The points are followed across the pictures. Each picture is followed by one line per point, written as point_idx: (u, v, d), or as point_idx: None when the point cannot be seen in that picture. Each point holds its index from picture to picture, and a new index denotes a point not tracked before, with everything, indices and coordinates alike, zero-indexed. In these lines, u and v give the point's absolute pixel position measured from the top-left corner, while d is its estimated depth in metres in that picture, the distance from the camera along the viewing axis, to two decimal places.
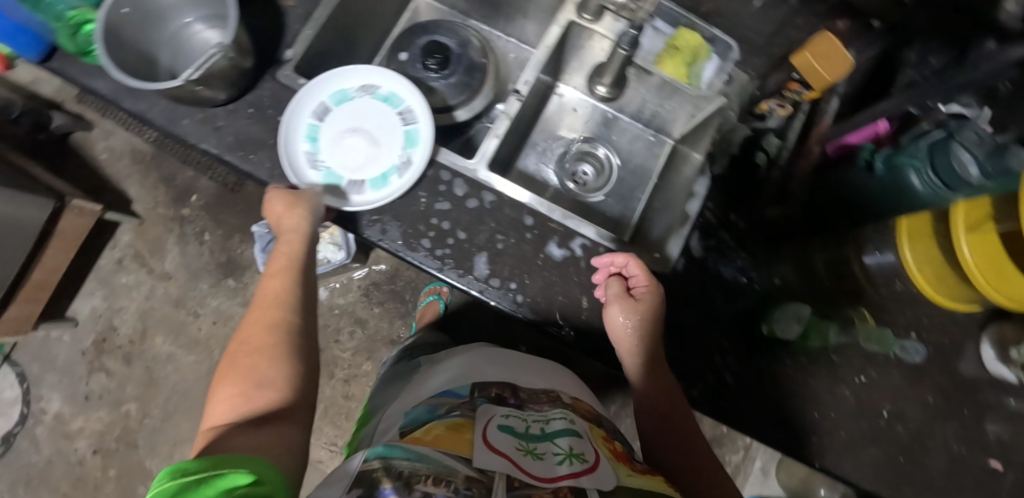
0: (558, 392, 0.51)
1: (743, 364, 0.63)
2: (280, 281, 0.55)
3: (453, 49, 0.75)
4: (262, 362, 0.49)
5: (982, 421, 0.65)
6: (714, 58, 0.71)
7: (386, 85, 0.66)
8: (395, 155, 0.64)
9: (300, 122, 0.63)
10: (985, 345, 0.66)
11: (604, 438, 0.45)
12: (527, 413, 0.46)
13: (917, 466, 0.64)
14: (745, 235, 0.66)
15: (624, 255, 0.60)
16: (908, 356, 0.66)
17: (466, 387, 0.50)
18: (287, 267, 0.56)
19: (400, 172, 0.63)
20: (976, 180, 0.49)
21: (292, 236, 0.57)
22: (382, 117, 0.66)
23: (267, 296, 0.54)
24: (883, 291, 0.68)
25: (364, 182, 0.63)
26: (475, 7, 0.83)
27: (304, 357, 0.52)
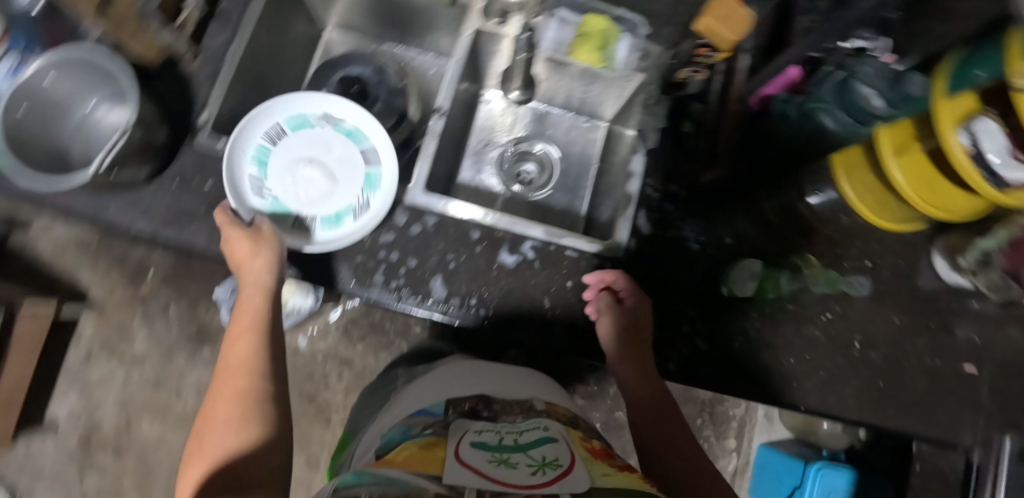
0: (530, 400, 0.51)
1: (711, 327, 0.64)
2: (245, 342, 0.55)
3: (370, 79, 0.76)
4: (230, 433, 0.48)
5: (950, 331, 0.68)
6: (627, 36, 0.71)
7: (347, 118, 0.65)
8: (353, 197, 0.64)
9: (249, 142, 0.62)
10: (937, 257, 0.68)
11: (583, 439, 0.44)
12: (502, 425, 0.45)
13: (898, 387, 0.66)
14: (689, 202, 0.69)
15: (612, 271, 0.62)
16: (857, 290, 0.67)
17: (439, 404, 0.50)
18: (251, 325, 0.56)
19: (355, 215, 0.63)
20: (882, 111, 0.62)
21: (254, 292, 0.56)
22: (343, 153, 0.65)
23: (231, 362, 0.53)
24: (831, 227, 0.69)
25: (315, 219, 0.62)
26: (385, 30, 0.82)
27: (279, 418, 0.52)
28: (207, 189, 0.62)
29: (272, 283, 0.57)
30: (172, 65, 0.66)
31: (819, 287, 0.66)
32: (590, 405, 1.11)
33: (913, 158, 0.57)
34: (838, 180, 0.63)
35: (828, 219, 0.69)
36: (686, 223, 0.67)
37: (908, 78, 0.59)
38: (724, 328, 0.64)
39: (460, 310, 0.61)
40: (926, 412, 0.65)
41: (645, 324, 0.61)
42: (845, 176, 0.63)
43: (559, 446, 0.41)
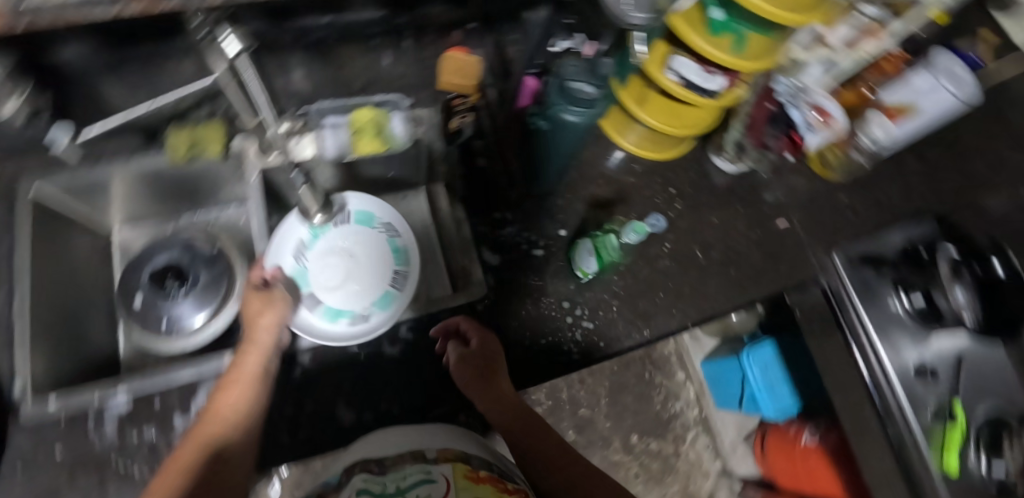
0: (420, 449, 0.57)
1: (596, 305, 0.72)
2: (237, 390, 0.59)
3: (182, 259, 0.72)
4: (178, 476, 0.55)
5: (753, 207, 0.84)
6: (395, 114, 0.76)
7: (404, 241, 0.73)
8: (361, 306, 0.69)
9: (314, 214, 0.71)
10: (714, 157, 0.86)
11: (468, 471, 0.55)
12: (390, 477, 0.54)
13: (742, 268, 0.79)
14: (518, 220, 0.76)
15: (455, 318, 0.69)
16: (654, 227, 0.79)
17: (337, 473, 0.59)
18: (247, 380, 0.60)
19: (352, 320, 0.69)
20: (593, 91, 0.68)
21: (254, 348, 0.63)
22: (379, 257, 0.72)
23: (219, 406, 0.59)
24: (632, 179, 0.82)
25: (319, 303, 0.69)
26: (177, 205, 0.81)
27: (224, 470, 0.59)
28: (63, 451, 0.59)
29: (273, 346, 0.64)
30: None
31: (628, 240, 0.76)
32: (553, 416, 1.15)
33: (655, 101, 0.75)
34: (620, 139, 0.81)
35: (625, 173, 0.82)
36: (523, 233, 0.76)
37: (599, 62, 0.69)
38: (598, 300, 0.72)
39: (378, 419, 0.66)
40: (772, 272, 0.80)
41: (494, 357, 0.67)
42: (620, 136, 0.81)
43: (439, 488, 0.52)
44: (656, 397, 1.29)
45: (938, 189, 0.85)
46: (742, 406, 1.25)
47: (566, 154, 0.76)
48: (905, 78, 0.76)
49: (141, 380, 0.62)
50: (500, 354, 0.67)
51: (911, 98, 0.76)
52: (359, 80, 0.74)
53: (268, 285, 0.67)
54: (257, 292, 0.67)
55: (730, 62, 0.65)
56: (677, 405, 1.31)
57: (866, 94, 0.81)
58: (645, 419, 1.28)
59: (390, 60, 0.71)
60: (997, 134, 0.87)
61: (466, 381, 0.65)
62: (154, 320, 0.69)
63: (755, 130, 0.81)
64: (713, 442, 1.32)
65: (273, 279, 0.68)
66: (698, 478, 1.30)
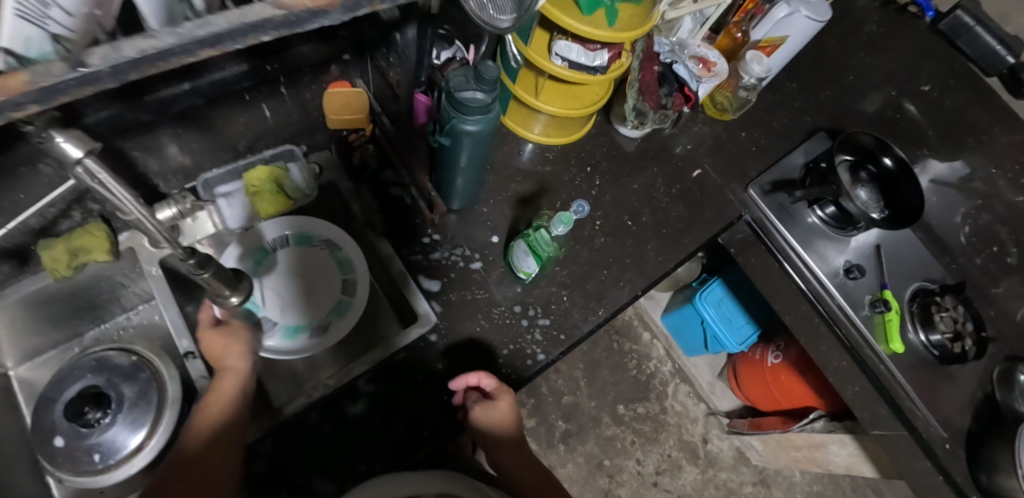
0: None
1: (545, 301, 0.72)
2: (215, 408, 0.59)
3: (99, 381, 0.65)
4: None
5: (665, 165, 0.87)
6: (290, 164, 0.70)
7: (346, 248, 0.73)
8: (316, 318, 0.71)
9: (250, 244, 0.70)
10: (619, 127, 0.86)
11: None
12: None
13: (671, 224, 0.82)
14: (446, 241, 0.73)
15: (483, 374, 0.64)
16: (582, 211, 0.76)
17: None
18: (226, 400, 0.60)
19: (312, 333, 0.70)
20: (485, 96, 0.58)
21: (227, 373, 0.61)
22: (324, 269, 0.73)
23: (199, 424, 0.59)
24: (548, 167, 0.83)
25: (276, 327, 0.70)
26: (78, 323, 0.73)
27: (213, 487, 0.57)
28: None
29: (247, 370, 0.62)
30: None
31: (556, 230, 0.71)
32: None
33: (547, 90, 0.76)
34: (526, 132, 0.83)
35: (538, 164, 0.82)
36: (454, 251, 0.73)
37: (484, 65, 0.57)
38: (548, 294, 0.73)
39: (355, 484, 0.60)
40: (701, 220, 0.84)
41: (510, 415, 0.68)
42: (525, 130, 0.82)
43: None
44: (629, 364, 1.34)
45: (818, 104, 0.92)
46: (707, 350, 1.27)
47: (479, 158, 0.66)
48: (767, 13, 0.83)
49: None
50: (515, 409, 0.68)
51: (777, 31, 0.83)
52: (243, 140, 0.70)
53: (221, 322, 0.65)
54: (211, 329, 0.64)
55: (607, 36, 0.66)
56: (651, 364, 1.36)
57: (737, 37, 0.89)
58: (625, 387, 1.32)
59: (272, 111, 0.67)
60: (851, 49, 0.96)
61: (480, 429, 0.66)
62: (84, 458, 0.62)
63: (649, 94, 0.80)
64: (693, 389, 1.36)
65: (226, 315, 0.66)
66: (689, 426, 1.33)
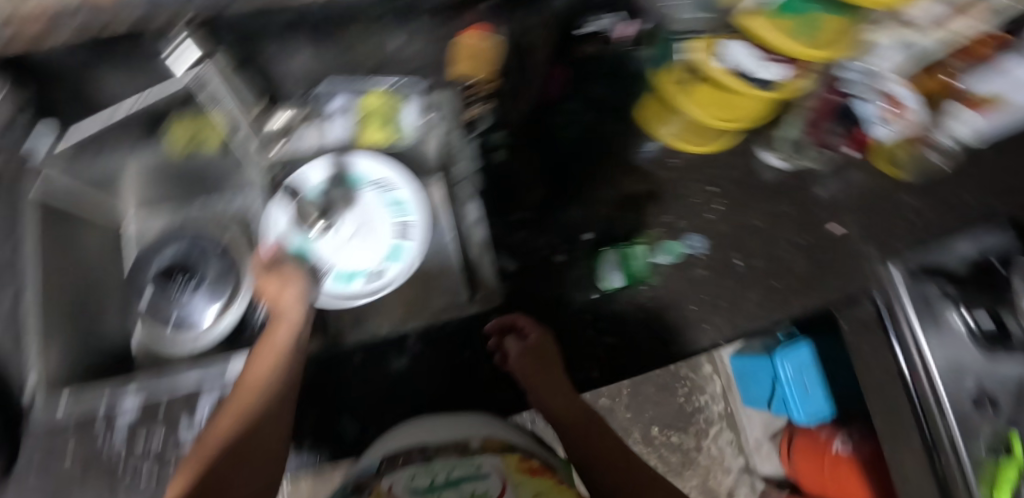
0: (466, 438, 0.45)
1: (619, 318, 0.66)
2: (269, 361, 0.53)
3: (189, 252, 0.70)
4: (222, 448, 0.47)
5: (803, 208, 0.75)
6: (414, 98, 0.68)
7: (398, 188, 0.65)
8: (372, 262, 0.64)
9: (300, 186, 0.64)
10: (764, 154, 0.77)
11: (520, 462, 0.43)
12: (434, 469, 0.41)
13: (785, 277, 0.72)
14: (534, 225, 0.70)
15: (514, 314, 0.64)
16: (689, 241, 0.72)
17: (375, 455, 0.45)
18: (280, 346, 0.54)
19: (367, 280, 0.64)
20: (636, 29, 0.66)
21: (286, 320, 0.56)
22: (381, 212, 0.65)
23: (249, 378, 0.51)
24: (670, 173, 0.74)
25: (330, 271, 0.64)
26: (185, 193, 0.77)
27: (264, 441, 0.51)
28: None
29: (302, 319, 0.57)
30: None
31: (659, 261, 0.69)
32: None
33: (700, 93, 0.66)
34: (659, 127, 0.73)
35: (655, 167, 0.74)
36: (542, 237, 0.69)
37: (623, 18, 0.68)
38: (624, 311, 0.66)
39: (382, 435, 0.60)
40: (823, 284, 0.71)
41: (550, 354, 0.62)
42: (659, 126, 0.73)
43: (491, 480, 0.40)
44: (679, 390, 1.26)
45: None
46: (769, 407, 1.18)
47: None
48: (999, 67, 0.54)
49: (148, 376, 0.56)
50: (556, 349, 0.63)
51: (1007, 89, 0.55)
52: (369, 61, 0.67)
53: (272, 264, 0.61)
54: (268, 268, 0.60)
55: (798, 51, 0.54)
56: (701, 399, 1.27)
57: (948, 81, 0.61)
58: (666, 410, 1.25)
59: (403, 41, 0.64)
60: None
61: (519, 368, 0.59)
62: (163, 314, 0.68)
63: (816, 128, 0.72)
64: (737, 438, 1.27)
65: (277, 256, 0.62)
66: (719, 474, 1.25)
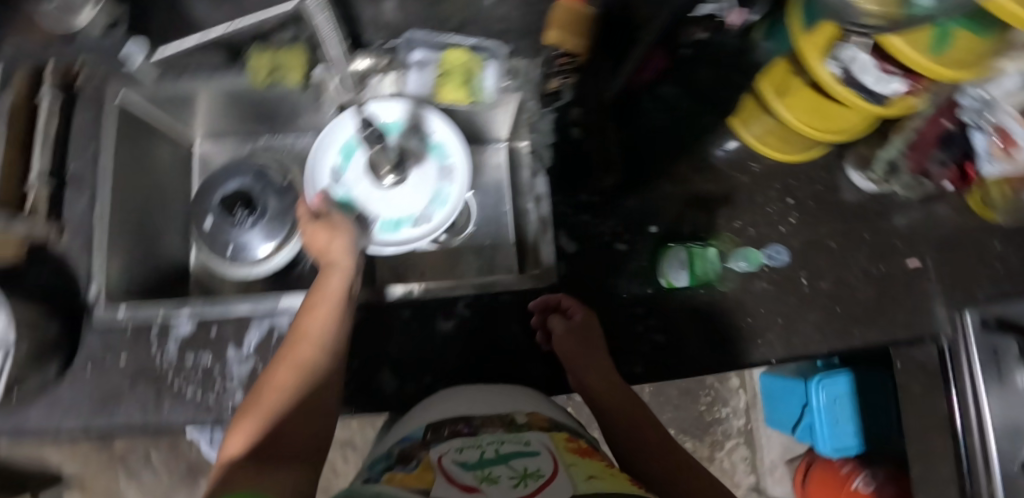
0: (511, 413, 0.47)
1: (669, 316, 0.64)
2: (321, 313, 0.54)
3: (253, 186, 0.70)
4: (283, 398, 0.50)
5: (883, 236, 0.71)
6: (491, 63, 0.66)
7: (436, 132, 0.65)
8: (418, 207, 0.64)
9: (337, 135, 0.65)
10: (850, 170, 0.71)
11: (568, 442, 0.42)
12: (481, 438, 0.42)
13: (852, 305, 0.68)
14: (601, 208, 0.67)
15: (556, 294, 0.62)
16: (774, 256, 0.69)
17: (421, 427, 0.47)
18: (334, 297, 0.55)
19: (415, 225, 0.64)
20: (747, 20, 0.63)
21: (336, 271, 0.57)
22: (421, 155, 0.65)
23: (305, 331, 0.53)
24: (746, 177, 0.70)
25: (377, 220, 0.64)
26: (256, 126, 0.78)
27: (319, 392, 0.52)
28: (124, 362, 0.59)
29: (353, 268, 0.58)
30: (41, 251, 0.62)
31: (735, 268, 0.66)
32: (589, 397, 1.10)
33: (800, 94, 0.62)
34: (744, 128, 0.69)
35: (734, 169, 0.71)
36: (604, 223, 0.66)
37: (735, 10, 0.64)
38: (673, 312, 0.64)
39: (418, 393, 0.60)
40: (885, 318, 0.68)
41: (595, 337, 0.60)
42: (742, 124, 0.69)
43: (543, 457, 0.39)
44: (701, 398, 1.24)
45: None
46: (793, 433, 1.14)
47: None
48: None
49: (204, 303, 0.60)
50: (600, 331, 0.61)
51: None
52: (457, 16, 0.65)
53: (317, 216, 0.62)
54: (317, 220, 0.60)
55: (927, 67, 0.50)
56: (722, 411, 1.24)
57: None
58: (685, 416, 1.24)
59: None
60: None
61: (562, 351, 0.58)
62: (220, 244, 0.68)
63: (920, 153, 0.66)
64: (752, 457, 1.24)
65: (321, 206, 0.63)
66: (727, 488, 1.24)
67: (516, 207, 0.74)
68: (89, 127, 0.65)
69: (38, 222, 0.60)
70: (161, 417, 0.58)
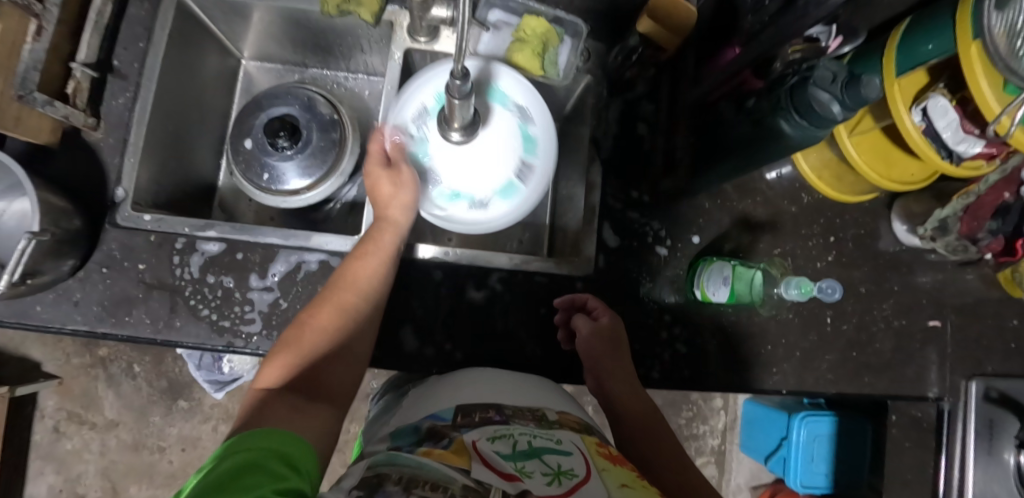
0: (542, 408, 0.46)
1: (691, 330, 0.64)
2: (372, 266, 0.55)
3: (299, 117, 0.67)
4: (325, 340, 0.51)
5: (914, 292, 0.70)
6: (567, 39, 0.65)
7: (535, 124, 0.60)
8: (482, 190, 0.59)
9: (443, 79, 0.59)
10: (895, 221, 0.70)
11: (599, 446, 0.42)
12: (513, 428, 0.40)
13: (869, 354, 0.68)
14: (648, 208, 0.66)
15: (581, 294, 0.61)
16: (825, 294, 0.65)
17: (450, 408, 0.44)
18: (385, 251, 0.56)
19: (470, 206, 0.59)
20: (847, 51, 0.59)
21: (390, 228, 0.57)
22: (506, 138, 0.59)
23: (356, 279, 0.54)
24: (795, 206, 0.69)
25: (438, 182, 0.59)
26: (308, 55, 0.75)
27: (357, 339, 0.53)
28: (141, 270, 0.57)
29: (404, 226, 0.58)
30: (74, 138, 0.60)
31: (785, 298, 0.64)
32: (577, 391, 1.11)
33: (871, 138, 0.62)
34: (803, 156, 0.68)
35: (785, 196, 0.69)
36: (648, 224, 0.66)
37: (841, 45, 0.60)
38: (696, 325, 0.64)
39: (435, 357, 0.59)
40: (897, 371, 0.68)
41: (620, 341, 0.59)
42: (802, 153, 0.68)
43: (575, 457, 0.38)
44: (683, 412, 1.26)
45: None
46: (765, 462, 1.15)
47: (729, 151, 0.55)
48: None
49: (232, 227, 0.59)
50: (625, 336, 0.60)
51: None
52: None
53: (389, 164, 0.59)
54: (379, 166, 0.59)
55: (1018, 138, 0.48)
56: (700, 428, 1.26)
57: None
58: None
59: None
60: None
61: (585, 349, 0.57)
62: (256, 169, 0.65)
63: (972, 217, 0.65)
64: (719, 478, 1.26)
65: (394, 156, 0.59)
66: None
67: (559, 190, 0.73)
68: (143, 21, 0.62)
69: (77, 109, 0.57)
70: (173, 333, 0.57)
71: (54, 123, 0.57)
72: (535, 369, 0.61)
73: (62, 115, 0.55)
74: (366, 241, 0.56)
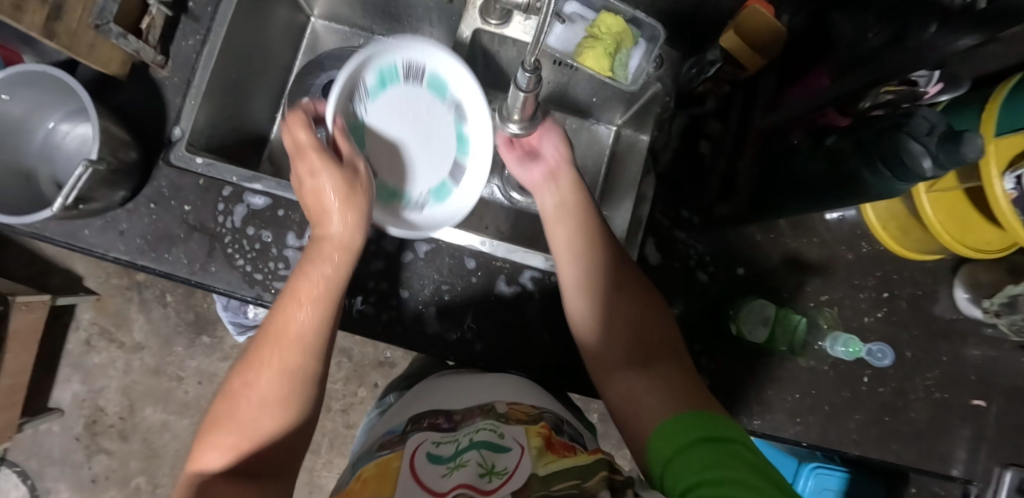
0: (493, 401, 0.47)
1: (717, 363, 0.62)
2: (313, 314, 0.48)
3: None
4: (266, 413, 0.46)
5: (963, 366, 0.66)
6: (642, 43, 0.63)
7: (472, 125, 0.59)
8: (418, 190, 0.59)
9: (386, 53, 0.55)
10: (957, 287, 0.65)
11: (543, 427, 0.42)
12: (459, 431, 0.43)
13: (901, 420, 0.64)
14: (696, 229, 0.64)
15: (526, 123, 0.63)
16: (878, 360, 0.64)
17: (403, 421, 0.47)
18: (328, 296, 0.49)
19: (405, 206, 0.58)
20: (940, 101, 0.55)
21: (338, 253, 0.50)
22: (442, 139, 0.59)
23: (293, 331, 0.47)
24: (851, 254, 0.66)
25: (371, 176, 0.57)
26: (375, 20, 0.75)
27: (297, 400, 0.47)
28: (186, 212, 0.58)
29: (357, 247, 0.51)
30: (142, 72, 0.61)
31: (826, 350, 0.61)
32: (585, 396, 1.10)
33: (947, 198, 0.58)
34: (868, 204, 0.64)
35: (843, 242, 0.66)
36: (691, 247, 0.63)
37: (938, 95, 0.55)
38: (724, 358, 0.62)
39: (455, 345, 0.58)
40: (929, 444, 0.64)
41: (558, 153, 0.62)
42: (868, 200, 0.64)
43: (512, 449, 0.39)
44: None
45: None
46: None
47: (798, 189, 0.53)
48: None
49: (278, 183, 0.59)
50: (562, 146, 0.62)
51: None
52: None
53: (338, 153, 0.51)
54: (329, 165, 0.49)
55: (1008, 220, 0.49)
56: None
57: None
58: None
59: None
60: None
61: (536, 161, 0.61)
62: None
63: None
64: None
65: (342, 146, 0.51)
66: None
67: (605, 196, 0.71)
68: None
69: (149, 45, 0.58)
70: (206, 278, 0.58)
71: (126, 55, 0.59)
72: (553, 377, 0.60)
73: (133, 49, 0.56)
74: (303, 274, 0.49)
